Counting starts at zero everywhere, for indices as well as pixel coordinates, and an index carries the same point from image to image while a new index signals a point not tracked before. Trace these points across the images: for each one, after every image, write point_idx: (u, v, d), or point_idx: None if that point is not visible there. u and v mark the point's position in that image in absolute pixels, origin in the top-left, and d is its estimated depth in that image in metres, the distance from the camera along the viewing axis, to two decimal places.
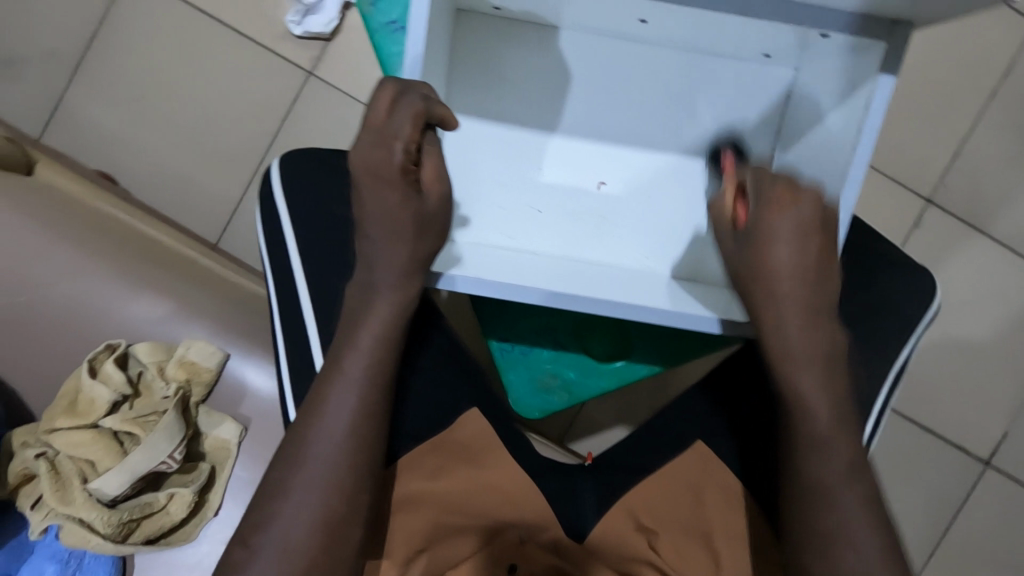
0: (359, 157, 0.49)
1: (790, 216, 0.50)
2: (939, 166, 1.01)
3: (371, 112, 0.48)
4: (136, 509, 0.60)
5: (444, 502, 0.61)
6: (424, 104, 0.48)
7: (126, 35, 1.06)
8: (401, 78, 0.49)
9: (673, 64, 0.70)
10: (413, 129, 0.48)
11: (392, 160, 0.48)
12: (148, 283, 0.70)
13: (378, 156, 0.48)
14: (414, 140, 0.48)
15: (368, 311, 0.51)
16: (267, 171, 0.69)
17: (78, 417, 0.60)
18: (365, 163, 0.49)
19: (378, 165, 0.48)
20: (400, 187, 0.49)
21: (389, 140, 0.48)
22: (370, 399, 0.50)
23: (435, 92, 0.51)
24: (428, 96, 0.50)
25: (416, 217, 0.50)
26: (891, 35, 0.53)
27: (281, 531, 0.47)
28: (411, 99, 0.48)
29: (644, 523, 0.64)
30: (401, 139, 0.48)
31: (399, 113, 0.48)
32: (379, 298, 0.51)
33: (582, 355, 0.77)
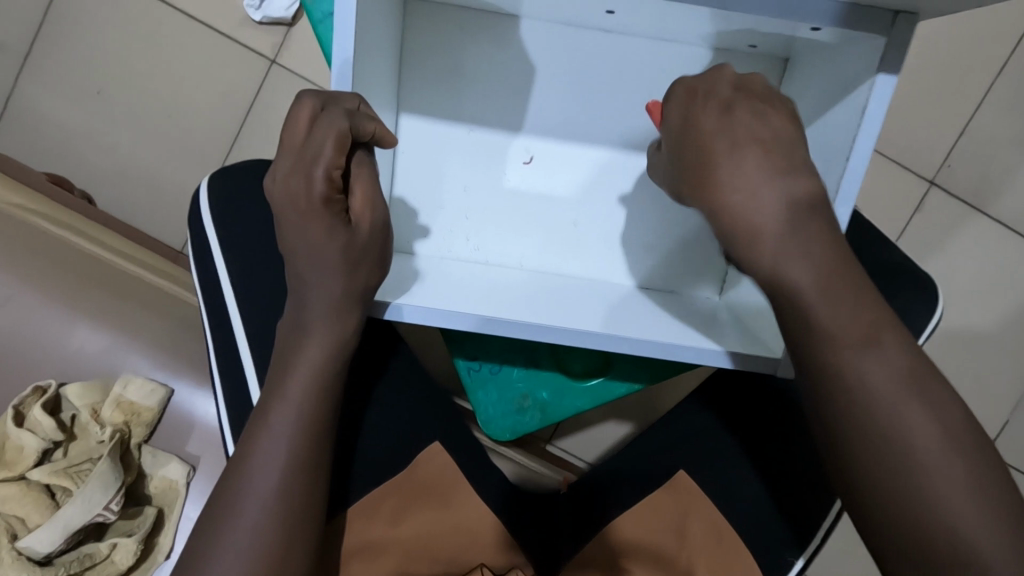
0: (277, 186, 0.43)
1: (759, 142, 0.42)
2: (942, 146, 0.95)
3: (289, 132, 0.42)
4: (75, 562, 0.56)
5: (408, 543, 0.59)
6: (348, 121, 0.42)
7: (72, 25, 0.98)
8: (325, 93, 0.43)
9: (650, 58, 0.63)
10: (340, 150, 0.42)
11: (315, 188, 0.42)
12: (88, 308, 0.65)
13: (298, 186, 0.42)
14: (338, 164, 0.42)
15: (298, 350, 0.47)
16: (195, 192, 0.62)
17: (5, 469, 0.56)
18: (284, 192, 0.43)
19: (297, 194, 0.42)
20: (326, 218, 0.43)
21: (309, 167, 0.42)
22: (302, 447, 0.46)
23: (365, 105, 0.44)
24: (354, 110, 0.43)
25: (342, 249, 0.44)
26: (891, 30, 0.45)
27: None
28: (334, 117, 0.42)
29: (624, 564, 0.60)
30: (325, 164, 0.42)
31: (319, 133, 0.41)
32: (311, 336, 0.46)
33: (555, 372, 0.71)
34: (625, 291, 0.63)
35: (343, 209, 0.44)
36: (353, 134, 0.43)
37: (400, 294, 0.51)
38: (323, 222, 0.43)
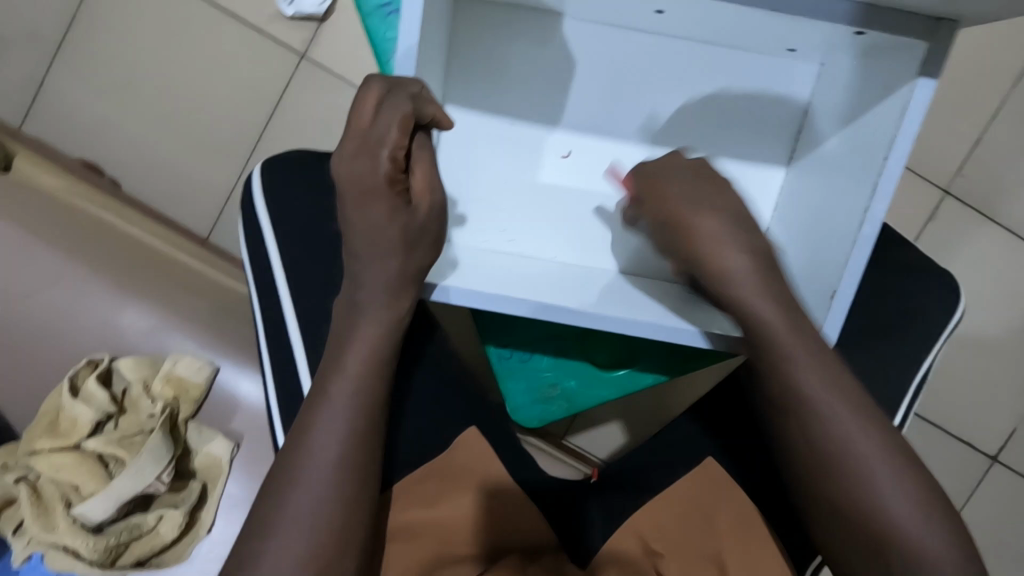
0: (343, 166, 0.45)
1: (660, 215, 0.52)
2: (958, 155, 0.97)
3: (356, 114, 0.44)
4: (124, 532, 0.58)
5: (443, 527, 0.58)
6: (413, 104, 0.44)
7: (109, 16, 1.00)
8: (390, 77, 0.45)
9: (690, 60, 0.65)
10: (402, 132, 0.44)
11: (378, 169, 0.44)
12: (133, 289, 0.66)
13: (362, 167, 0.45)
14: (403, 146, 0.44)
15: (357, 329, 0.48)
16: (247, 179, 0.65)
17: (60, 438, 0.57)
18: (349, 173, 0.45)
19: (363, 175, 0.45)
20: (388, 199, 0.45)
21: (374, 148, 0.44)
22: (358, 425, 0.47)
23: (427, 89, 0.46)
24: (417, 94, 0.45)
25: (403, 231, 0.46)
26: (933, 35, 0.48)
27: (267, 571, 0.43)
28: (399, 100, 0.44)
29: (654, 547, 0.60)
30: (388, 145, 0.44)
31: (385, 116, 0.44)
32: (370, 315, 0.48)
33: (584, 362, 0.73)
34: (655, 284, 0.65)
35: (404, 189, 0.46)
36: (416, 118, 0.45)
37: (447, 277, 0.53)
38: (386, 202, 0.46)
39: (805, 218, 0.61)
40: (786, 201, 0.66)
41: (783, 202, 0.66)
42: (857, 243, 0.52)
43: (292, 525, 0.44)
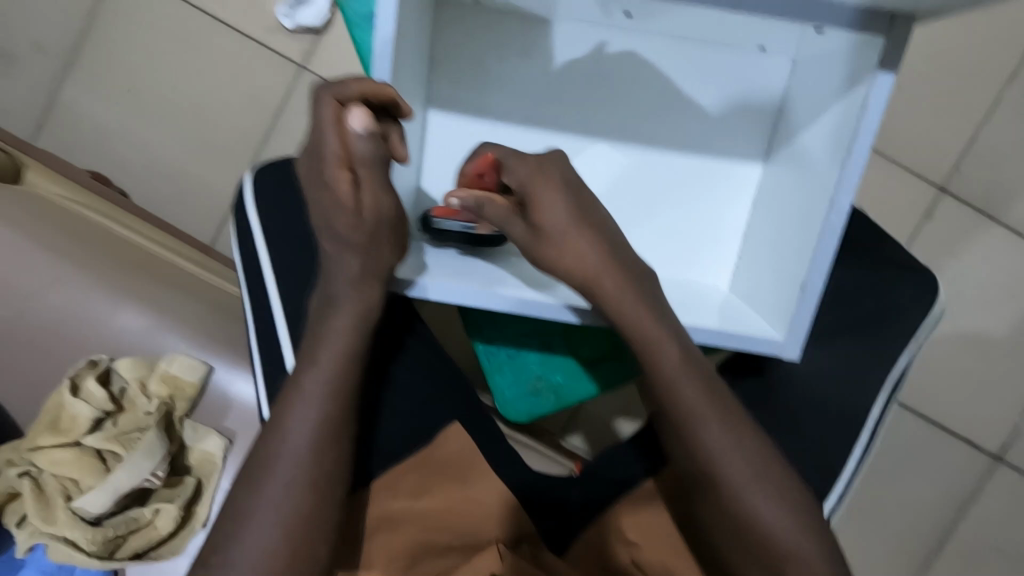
0: (303, 168, 0.48)
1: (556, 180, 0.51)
2: (951, 152, 0.98)
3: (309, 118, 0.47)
4: (122, 525, 0.60)
5: (428, 518, 0.60)
6: (338, 91, 0.45)
7: (115, 31, 1.04)
8: (328, 81, 0.47)
9: (664, 58, 0.67)
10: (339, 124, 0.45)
11: (325, 165, 0.45)
12: (130, 291, 0.69)
13: (315, 164, 0.46)
14: (340, 136, 0.44)
15: (330, 324, 0.50)
16: (239, 187, 0.68)
17: (60, 435, 0.60)
18: (308, 175, 0.47)
19: (316, 172, 0.46)
20: (338, 193, 0.46)
21: (320, 146, 0.45)
22: (332, 415, 0.49)
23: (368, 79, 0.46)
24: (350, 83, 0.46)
25: (370, 230, 0.47)
26: (889, 31, 0.49)
27: (241, 554, 0.45)
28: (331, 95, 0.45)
29: (629, 536, 0.61)
30: (328, 140, 0.45)
31: (321, 112, 0.45)
32: (341, 309, 0.50)
33: (570, 356, 0.74)
34: None
35: (354, 183, 0.46)
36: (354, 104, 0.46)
37: (423, 273, 0.54)
38: (341, 198, 0.46)
39: (779, 210, 0.62)
40: (762, 193, 0.67)
41: (760, 195, 0.67)
42: (823, 235, 0.53)
43: (269, 515, 0.46)
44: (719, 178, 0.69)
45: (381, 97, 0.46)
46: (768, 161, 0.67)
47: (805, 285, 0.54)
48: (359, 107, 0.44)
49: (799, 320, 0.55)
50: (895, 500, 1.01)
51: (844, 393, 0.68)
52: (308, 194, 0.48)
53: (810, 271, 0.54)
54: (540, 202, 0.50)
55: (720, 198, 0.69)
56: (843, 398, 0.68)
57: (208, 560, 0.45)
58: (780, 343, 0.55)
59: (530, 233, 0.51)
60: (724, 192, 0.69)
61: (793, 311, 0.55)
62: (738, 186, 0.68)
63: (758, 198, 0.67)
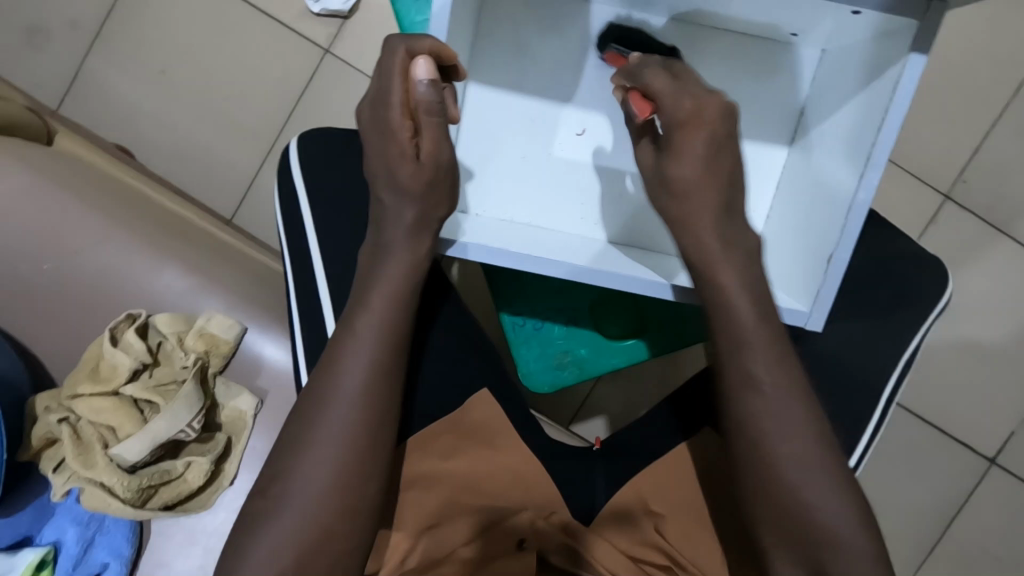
0: (364, 115, 0.50)
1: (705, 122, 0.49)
2: (957, 162, 1.01)
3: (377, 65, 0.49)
4: (155, 476, 0.61)
5: (454, 482, 0.62)
6: (404, 46, 0.46)
7: (146, 8, 1.06)
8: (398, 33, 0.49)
9: (695, 44, 0.69)
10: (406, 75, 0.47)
11: (387, 116, 0.48)
12: (166, 253, 0.71)
13: (378, 113, 0.48)
14: (405, 91, 0.47)
15: (380, 274, 0.52)
16: (284, 151, 0.70)
17: (100, 383, 0.61)
18: (369, 123, 0.50)
19: (378, 122, 0.49)
20: (396, 143, 0.48)
21: (384, 95, 0.48)
22: (381, 362, 0.51)
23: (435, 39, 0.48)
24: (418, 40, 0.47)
25: (429, 178, 0.49)
26: (924, 13, 0.50)
27: (298, 485, 0.47)
28: (398, 49, 0.47)
29: (654, 508, 0.63)
30: (394, 91, 0.47)
31: (387, 65, 0.47)
32: (392, 260, 0.52)
33: (594, 332, 0.76)
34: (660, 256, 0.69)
35: (413, 136, 0.48)
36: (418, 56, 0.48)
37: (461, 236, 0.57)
38: (399, 148, 0.48)
39: (806, 191, 0.64)
40: (788, 176, 0.69)
41: (786, 178, 0.69)
42: (852, 209, 0.55)
43: (317, 466, 0.48)
44: (747, 161, 0.71)
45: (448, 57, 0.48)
46: (794, 146, 0.70)
47: (832, 258, 0.56)
48: (423, 58, 0.46)
49: (825, 293, 0.57)
50: (893, 499, 1.04)
51: (860, 368, 0.70)
52: (368, 142, 0.51)
53: (838, 245, 0.56)
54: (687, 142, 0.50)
55: (745, 180, 0.71)
56: (860, 370, 0.70)
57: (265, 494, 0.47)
58: (805, 315, 0.58)
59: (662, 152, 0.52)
60: (751, 174, 0.71)
61: (820, 285, 0.57)
62: (765, 169, 0.71)
63: (784, 181, 0.69)
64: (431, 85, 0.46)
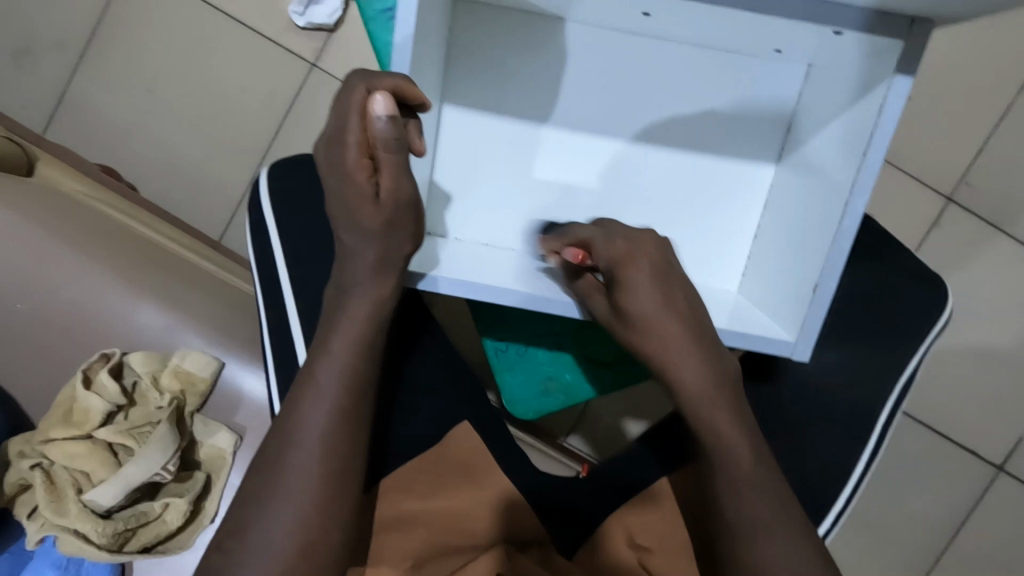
0: (320, 153, 0.48)
1: (645, 265, 0.51)
2: (960, 164, 0.98)
3: (336, 102, 0.46)
4: (132, 519, 0.61)
5: (435, 521, 0.60)
6: (364, 82, 0.44)
7: (128, 27, 1.05)
8: (359, 67, 0.46)
9: (677, 61, 0.67)
10: (364, 111, 0.44)
11: (346, 155, 0.45)
12: (141, 287, 0.69)
13: (335, 152, 0.46)
14: (364, 129, 0.45)
15: (345, 312, 0.51)
16: (256, 182, 0.69)
17: (73, 427, 0.60)
18: (326, 162, 0.47)
19: (335, 162, 0.46)
20: (355, 184, 0.46)
21: (341, 134, 0.45)
22: (347, 403, 0.50)
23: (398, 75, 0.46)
24: (379, 77, 0.45)
25: (390, 217, 0.47)
26: (908, 33, 0.49)
27: (261, 535, 0.46)
28: (357, 87, 0.45)
29: (640, 541, 0.62)
30: (352, 128, 0.44)
31: (346, 104, 0.45)
32: (358, 300, 0.51)
33: (579, 356, 0.74)
34: None
35: (373, 176, 0.46)
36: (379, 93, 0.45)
37: (434, 267, 0.55)
38: (359, 190, 0.46)
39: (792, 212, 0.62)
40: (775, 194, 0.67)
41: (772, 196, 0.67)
42: (838, 235, 0.53)
43: (281, 516, 0.47)
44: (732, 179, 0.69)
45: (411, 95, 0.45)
46: (781, 163, 0.67)
47: (818, 286, 0.54)
48: (383, 93, 0.43)
49: (811, 322, 0.55)
50: (898, 511, 1.02)
51: (852, 391, 0.68)
52: (325, 181, 0.48)
53: (823, 273, 0.54)
54: (629, 286, 0.51)
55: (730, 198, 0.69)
56: (853, 398, 0.68)
57: (227, 543, 0.46)
58: (791, 344, 0.56)
59: (614, 312, 0.52)
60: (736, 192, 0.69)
61: (805, 314, 0.55)
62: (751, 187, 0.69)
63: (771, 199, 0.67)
64: (389, 122, 0.43)
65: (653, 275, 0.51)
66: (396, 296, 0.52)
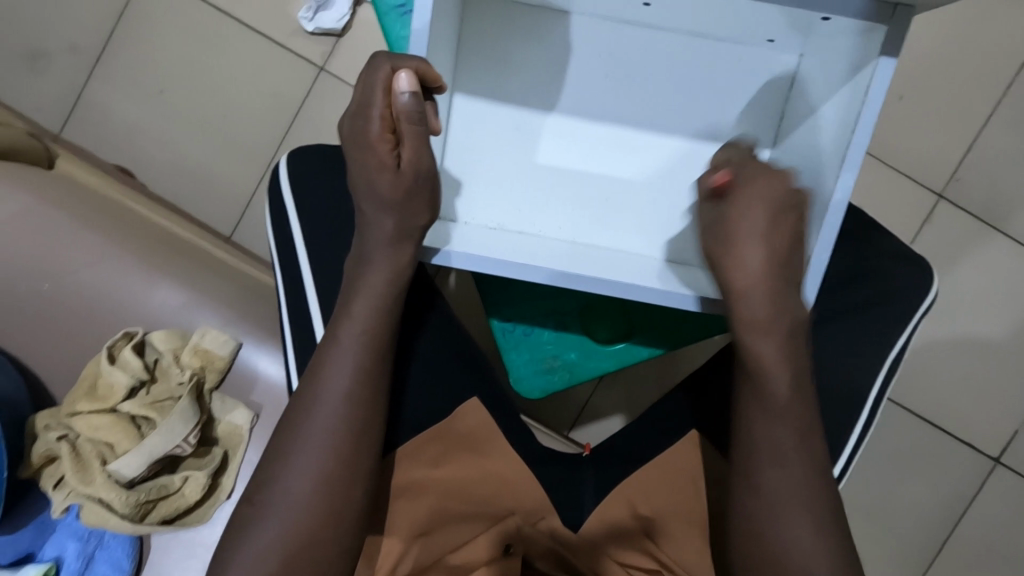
0: (343, 124, 0.52)
1: (759, 208, 0.51)
2: (950, 160, 1.01)
3: (362, 77, 0.50)
4: (153, 490, 0.62)
5: (445, 488, 0.63)
6: (390, 63, 0.48)
7: (145, 30, 1.09)
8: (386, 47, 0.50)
9: (676, 52, 0.71)
10: (388, 89, 0.49)
11: (368, 128, 0.50)
12: (161, 271, 0.72)
13: (358, 124, 0.50)
14: (388, 105, 0.49)
15: (364, 282, 0.54)
16: (274, 169, 0.72)
17: (98, 401, 0.63)
18: (348, 132, 0.51)
19: (358, 133, 0.50)
20: (375, 155, 0.50)
21: (366, 108, 0.49)
22: (366, 368, 0.52)
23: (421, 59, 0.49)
24: (404, 58, 0.49)
25: (408, 186, 0.51)
26: (891, 18, 0.53)
27: (287, 490, 0.49)
28: (382, 65, 0.49)
29: (641, 511, 0.64)
30: (376, 104, 0.49)
31: (372, 80, 0.49)
32: (373, 271, 0.53)
33: (583, 336, 0.77)
34: (647, 259, 0.70)
35: (393, 149, 0.50)
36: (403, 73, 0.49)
37: (446, 243, 0.58)
38: (378, 161, 0.50)
39: None
40: None
41: None
42: (829, 209, 0.56)
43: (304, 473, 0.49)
44: None
45: (432, 77, 0.49)
46: (776, 149, 0.70)
47: (810, 258, 0.57)
48: (406, 72, 0.47)
49: (805, 294, 0.58)
50: (896, 500, 1.03)
51: (844, 363, 0.71)
52: (347, 152, 0.52)
53: (817, 245, 0.57)
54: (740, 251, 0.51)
55: None
56: (848, 373, 0.70)
57: (254, 499, 0.49)
58: None
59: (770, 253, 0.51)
60: None
61: (800, 285, 0.58)
62: None
63: None
64: (412, 97, 0.48)
65: (764, 247, 0.51)
66: (412, 268, 0.54)
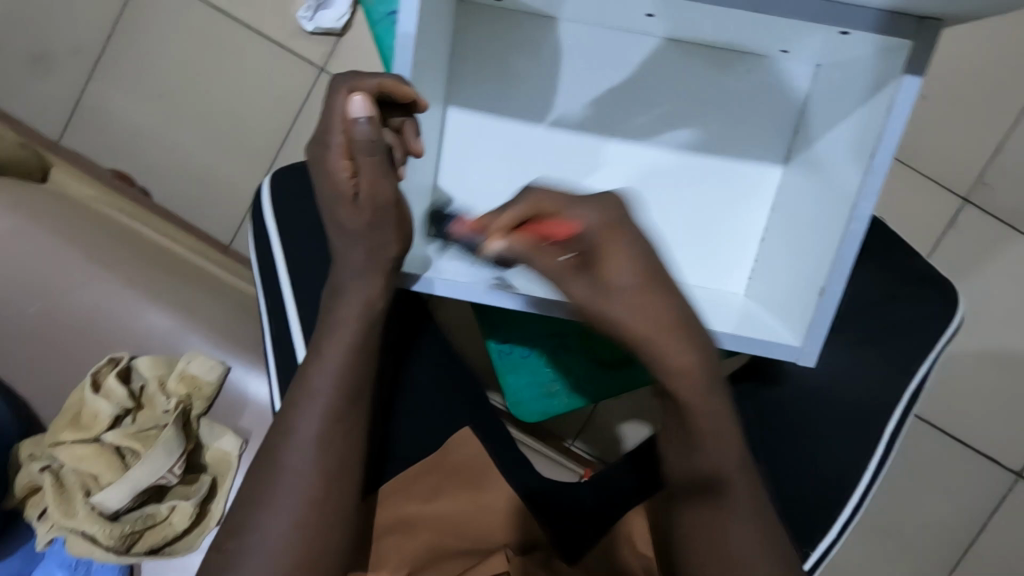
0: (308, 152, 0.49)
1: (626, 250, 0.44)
2: (980, 164, 0.95)
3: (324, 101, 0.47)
4: (139, 521, 0.61)
5: (438, 523, 0.61)
6: (347, 86, 0.45)
7: (141, 33, 1.06)
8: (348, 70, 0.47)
9: (682, 62, 0.67)
10: (345, 114, 0.45)
11: (327, 157, 0.46)
12: (148, 292, 0.70)
13: (318, 152, 0.47)
14: (344, 131, 0.45)
15: (342, 315, 0.51)
16: (257, 191, 0.69)
17: (82, 430, 0.62)
18: (312, 160, 0.48)
19: (318, 163, 0.47)
20: (335, 186, 0.47)
21: (324, 136, 0.46)
22: (344, 403, 0.51)
23: (387, 78, 0.46)
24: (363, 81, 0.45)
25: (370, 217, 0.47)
26: (916, 32, 0.48)
27: (260, 536, 0.47)
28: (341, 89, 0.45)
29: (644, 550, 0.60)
30: (333, 131, 0.45)
31: (331, 105, 0.46)
32: (354, 304, 0.51)
33: (584, 359, 0.74)
34: None
35: (353, 179, 0.47)
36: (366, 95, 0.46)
37: (429, 269, 0.55)
38: (339, 192, 0.47)
39: (799, 212, 0.62)
40: (783, 196, 0.66)
41: (780, 197, 0.66)
42: (845, 238, 0.53)
43: (278, 519, 0.47)
44: (738, 180, 0.68)
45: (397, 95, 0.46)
46: (789, 164, 0.66)
47: (824, 289, 0.54)
48: (362, 95, 0.44)
49: (816, 328, 0.55)
50: (914, 516, 0.99)
51: (860, 393, 0.68)
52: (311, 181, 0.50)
53: (829, 276, 0.54)
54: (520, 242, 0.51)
55: (734, 200, 0.68)
56: (861, 404, 0.68)
57: (227, 544, 0.47)
58: (797, 349, 0.55)
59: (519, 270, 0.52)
60: (742, 194, 0.68)
61: (811, 317, 0.55)
62: (758, 188, 0.68)
63: (779, 201, 0.66)
64: (368, 122, 0.44)
65: (639, 283, 0.45)
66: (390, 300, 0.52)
